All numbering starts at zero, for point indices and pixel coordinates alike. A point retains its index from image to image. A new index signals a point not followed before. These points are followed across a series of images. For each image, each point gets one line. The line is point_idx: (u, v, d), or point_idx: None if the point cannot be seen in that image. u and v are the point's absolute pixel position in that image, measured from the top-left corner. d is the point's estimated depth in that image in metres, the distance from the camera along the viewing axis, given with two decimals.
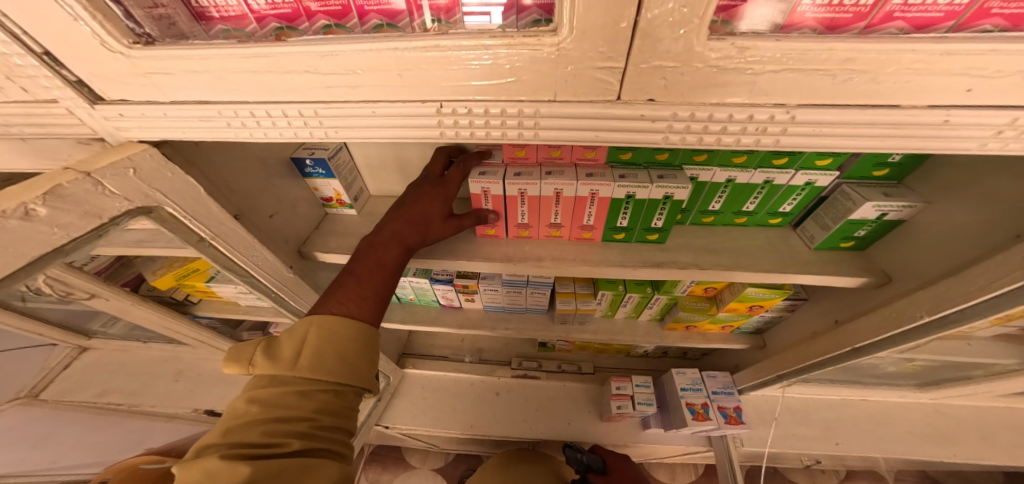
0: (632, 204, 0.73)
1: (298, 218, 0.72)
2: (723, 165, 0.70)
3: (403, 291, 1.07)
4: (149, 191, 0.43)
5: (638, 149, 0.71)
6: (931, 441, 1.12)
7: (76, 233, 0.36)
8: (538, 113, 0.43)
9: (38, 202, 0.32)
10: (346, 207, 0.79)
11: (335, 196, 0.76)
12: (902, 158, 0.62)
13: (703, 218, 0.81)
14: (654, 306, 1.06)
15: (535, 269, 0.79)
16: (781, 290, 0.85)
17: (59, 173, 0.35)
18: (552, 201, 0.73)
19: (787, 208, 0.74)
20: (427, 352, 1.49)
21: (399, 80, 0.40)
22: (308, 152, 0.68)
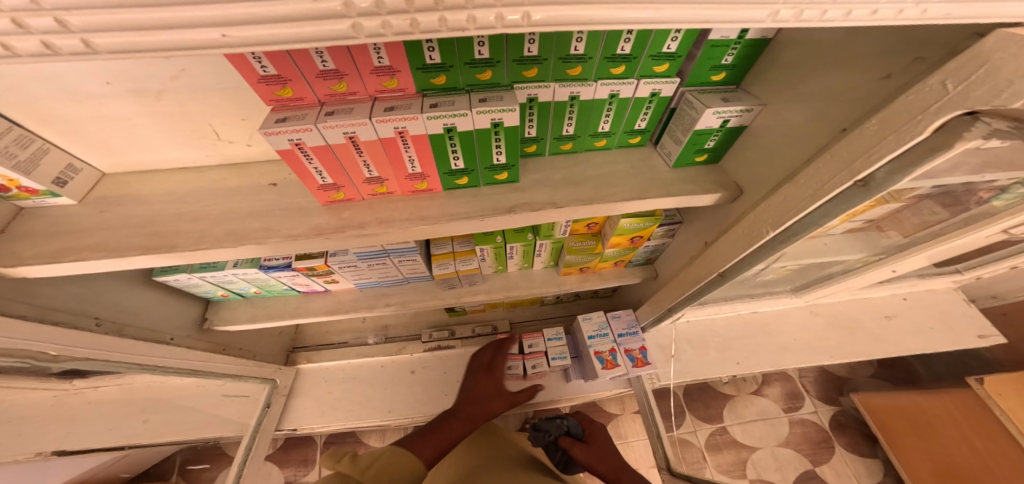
0: (458, 140, 0.55)
1: None
2: (560, 80, 0.54)
3: (239, 286, 0.86)
4: None
5: (452, 68, 0.51)
6: (802, 336, 1.26)
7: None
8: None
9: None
10: (48, 194, 0.53)
11: (9, 183, 0.49)
12: (735, 59, 0.53)
13: (561, 145, 0.66)
14: (543, 253, 0.94)
15: (359, 239, 0.61)
16: (654, 217, 0.74)
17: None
18: (351, 150, 0.54)
19: (642, 125, 0.63)
20: (325, 341, 1.34)
21: None
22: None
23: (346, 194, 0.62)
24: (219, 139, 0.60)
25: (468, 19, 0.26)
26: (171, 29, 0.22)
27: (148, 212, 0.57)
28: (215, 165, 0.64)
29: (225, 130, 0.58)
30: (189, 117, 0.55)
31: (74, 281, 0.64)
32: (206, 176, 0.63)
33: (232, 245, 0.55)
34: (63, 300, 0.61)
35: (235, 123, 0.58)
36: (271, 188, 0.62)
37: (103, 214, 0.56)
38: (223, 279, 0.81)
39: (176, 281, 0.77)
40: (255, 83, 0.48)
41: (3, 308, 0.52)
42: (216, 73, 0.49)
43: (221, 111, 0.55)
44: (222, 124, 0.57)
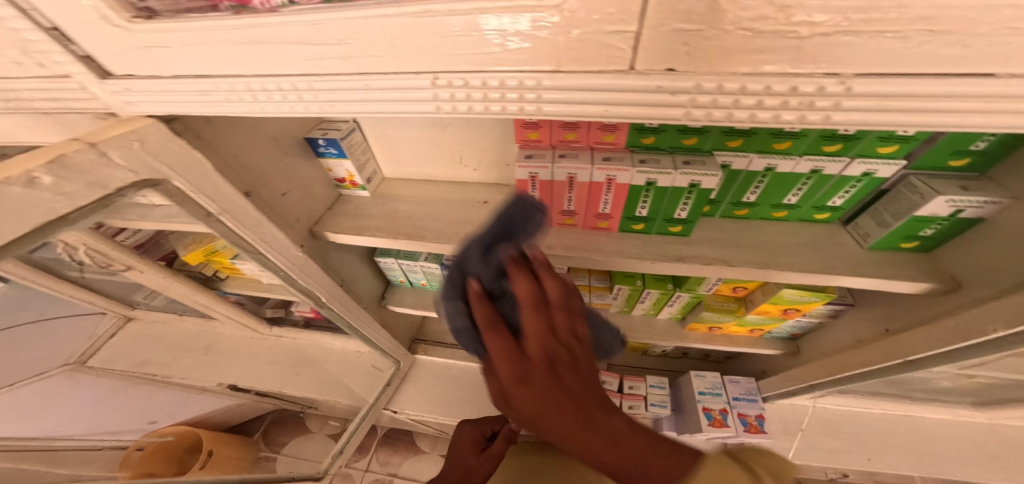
0: (653, 192, 0.60)
1: (310, 197, 0.77)
2: (762, 151, 0.55)
3: (415, 276, 1.09)
4: (156, 165, 0.44)
5: (665, 132, 0.57)
6: (981, 466, 1.02)
7: (81, 202, 0.38)
8: (540, 85, 0.34)
9: (44, 169, 0.33)
10: (360, 188, 0.85)
11: (348, 177, 0.81)
12: (989, 146, 0.49)
13: (734, 210, 0.66)
14: (674, 305, 0.94)
15: (545, 259, 0.73)
16: (824, 293, 0.69)
17: (66, 143, 0.36)
18: (565, 187, 0.66)
19: (837, 202, 0.60)
20: (440, 339, 1.51)
21: (378, 48, 0.35)
22: (320, 132, 0.75)
23: None
24: (462, 163, 0.84)
25: (774, 116, 0.31)
26: (584, 107, 0.34)
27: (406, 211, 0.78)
28: (446, 181, 0.89)
29: (469, 156, 0.82)
30: (453, 147, 0.80)
31: (343, 250, 0.92)
32: (441, 189, 0.87)
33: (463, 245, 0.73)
34: (337, 261, 0.89)
35: (477, 153, 0.81)
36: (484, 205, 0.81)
37: (383, 206, 0.85)
38: (410, 268, 1.05)
39: (383, 263, 1.05)
40: (518, 125, 0.65)
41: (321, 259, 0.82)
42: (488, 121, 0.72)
43: (475, 145, 0.79)
44: (470, 152, 0.81)
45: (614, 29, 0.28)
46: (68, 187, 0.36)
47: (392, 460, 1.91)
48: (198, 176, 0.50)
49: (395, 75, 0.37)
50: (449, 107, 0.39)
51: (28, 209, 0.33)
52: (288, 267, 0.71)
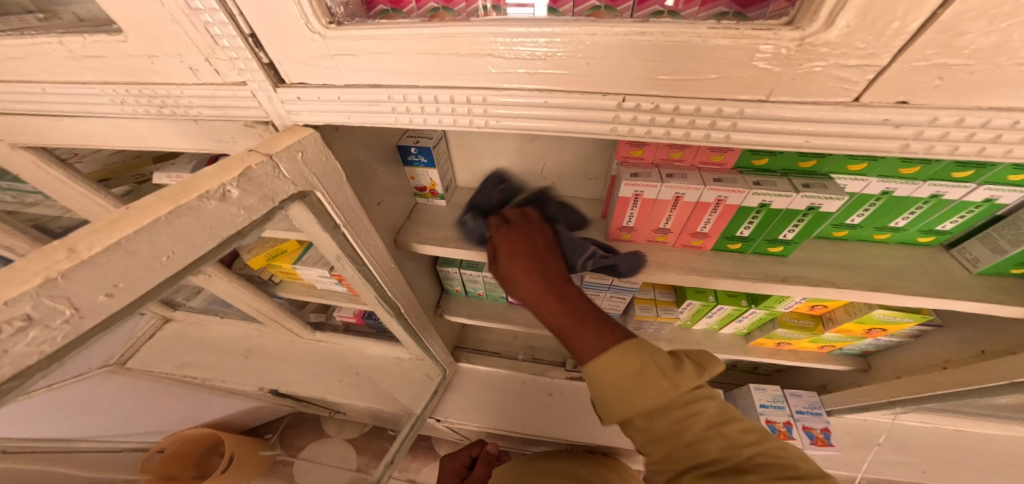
0: (762, 214, 0.59)
1: (394, 206, 0.80)
2: (883, 176, 0.54)
3: (474, 285, 1.11)
4: (308, 176, 0.48)
5: (779, 155, 0.57)
6: None
7: (257, 214, 0.43)
8: (741, 113, 0.33)
9: (232, 184, 0.38)
10: (437, 197, 0.88)
11: (430, 185, 0.85)
12: None
13: (834, 231, 0.65)
14: (743, 320, 0.91)
15: (635, 275, 0.72)
16: (918, 315, 0.68)
17: (246, 155, 0.41)
18: (668, 206, 0.65)
19: (947, 227, 0.60)
20: (480, 347, 1.51)
21: (572, 66, 0.36)
22: (413, 140, 0.77)
23: (632, 236, 0.74)
24: (541, 175, 0.88)
25: (1004, 150, 0.31)
26: (780, 136, 0.34)
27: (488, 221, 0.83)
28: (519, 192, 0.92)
29: (549, 168, 0.86)
30: (538, 158, 0.84)
31: (413, 258, 0.94)
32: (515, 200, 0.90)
33: None
34: (410, 272, 0.92)
35: (558, 166, 0.84)
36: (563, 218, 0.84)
37: (463, 215, 0.87)
38: (471, 277, 1.08)
39: (445, 272, 1.07)
40: (622, 142, 0.65)
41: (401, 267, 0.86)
42: None
43: (558, 158, 0.83)
44: (551, 166, 0.85)
45: (854, 64, 0.28)
46: (247, 200, 0.41)
47: (411, 466, 1.88)
48: (332, 184, 0.53)
49: (581, 95, 0.38)
50: (623, 130, 0.40)
51: (220, 220, 0.38)
52: (384, 280, 0.74)
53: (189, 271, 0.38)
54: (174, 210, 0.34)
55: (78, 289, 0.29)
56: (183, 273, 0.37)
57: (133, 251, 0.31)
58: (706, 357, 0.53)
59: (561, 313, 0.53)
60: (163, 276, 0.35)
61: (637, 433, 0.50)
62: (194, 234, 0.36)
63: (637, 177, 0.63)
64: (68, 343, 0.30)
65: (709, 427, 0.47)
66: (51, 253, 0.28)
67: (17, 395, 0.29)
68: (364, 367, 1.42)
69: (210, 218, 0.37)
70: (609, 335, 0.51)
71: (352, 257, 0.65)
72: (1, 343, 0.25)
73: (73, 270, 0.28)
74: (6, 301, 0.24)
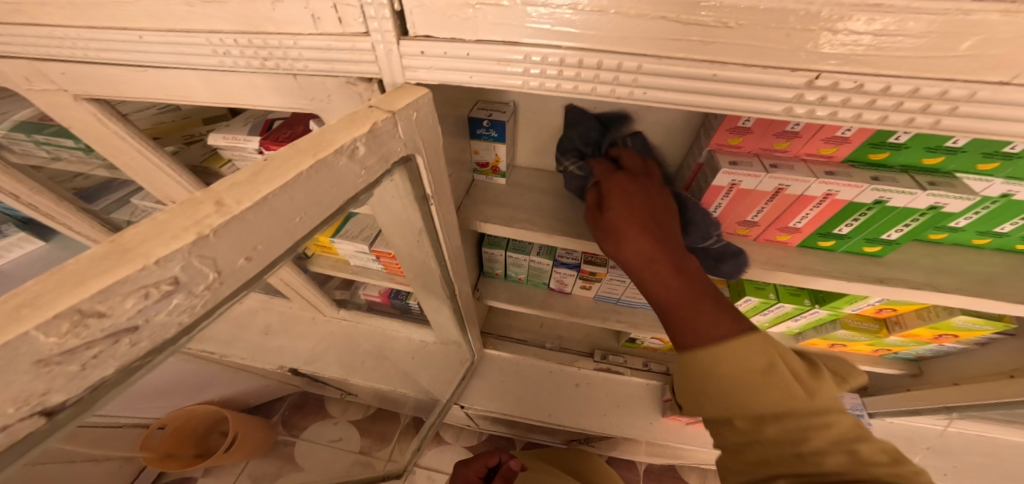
0: (874, 211, 0.57)
1: (459, 181, 0.75)
2: (1009, 177, 0.53)
3: (517, 269, 1.07)
4: (415, 138, 0.43)
5: (904, 149, 0.55)
6: None
7: (373, 176, 0.39)
8: (970, 96, 0.32)
9: (361, 139, 0.34)
10: (498, 175, 0.83)
11: (493, 162, 0.80)
12: None
13: (931, 234, 0.63)
14: (799, 320, 0.87)
15: (717, 267, 0.69)
16: (999, 323, 0.68)
17: (369, 110, 0.37)
18: (764, 198, 0.61)
19: None
20: (506, 334, 1.48)
21: (765, 35, 0.33)
22: (486, 114, 0.74)
23: None
24: None
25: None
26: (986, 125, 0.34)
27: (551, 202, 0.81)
28: None
29: (620, 152, 0.82)
30: (609, 141, 0.80)
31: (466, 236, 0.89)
32: None
33: None
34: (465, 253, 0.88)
35: (630, 150, 0.81)
36: None
37: (524, 195, 0.83)
38: (516, 261, 1.03)
39: (489, 254, 1.04)
40: (722, 129, 0.61)
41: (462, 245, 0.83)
42: (668, 115, 0.71)
43: (633, 142, 0.79)
44: (622, 149, 0.81)
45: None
46: (370, 161, 0.36)
47: None
48: (431, 149, 0.48)
49: (763, 70, 0.35)
50: (799, 112, 0.39)
51: (344, 179, 0.34)
52: (452, 259, 0.70)
53: (310, 235, 0.34)
54: (312, 164, 0.29)
55: (225, 252, 0.25)
56: (306, 237, 0.34)
57: (274, 210, 0.28)
58: (845, 367, 0.47)
59: (674, 284, 0.52)
60: (292, 238, 0.31)
61: (731, 432, 0.43)
62: (323, 194, 0.32)
63: (737, 165, 0.60)
64: (202, 315, 0.26)
65: (840, 440, 0.38)
66: (197, 206, 0.24)
67: (142, 372, 0.25)
68: (387, 349, 1.38)
69: (337, 178, 0.33)
70: (734, 321, 0.46)
71: (431, 232, 0.61)
72: (146, 310, 0.22)
73: (223, 226, 0.24)
74: (157, 260, 0.21)
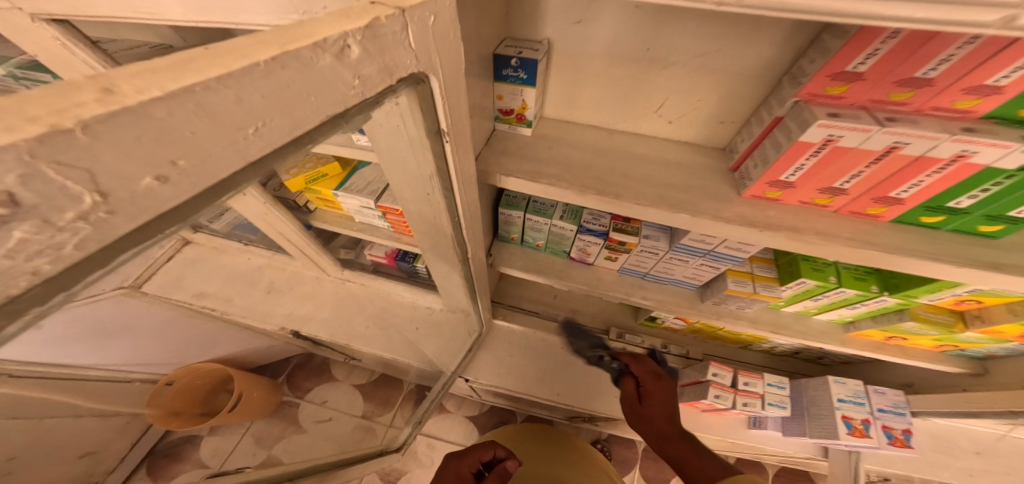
0: (1013, 180, 0.44)
1: (479, 129, 0.64)
2: None
3: (536, 234, 0.96)
4: (432, 53, 0.32)
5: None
6: None
7: (367, 94, 0.27)
8: None
9: (357, 36, 0.22)
10: (524, 125, 0.70)
11: (519, 108, 0.67)
12: None
13: None
14: (858, 307, 0.77)
15: (781, 241, 0.58)
16: None
17: (369, 6, 0.24)
18: (865, 158, 0.49)
19: None
20: (517, 304, 1.41)
21: None
22: (515, 51, 0.61)
23: (783, 195, 0.59)
24: (655, 112, 0.70)
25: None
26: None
27: (584, 159, 0.69)
28: (620, 131, 0.75)
29: (671, 104, 0.68)
30: (660, 89, 0.67)
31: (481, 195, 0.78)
32: (616, 138, 0.74)
33: (670, 209, 0.61)
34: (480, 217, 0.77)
35: (685, 102, 0.67)
36: (679, 166, 0.69)
37: (552, 149, 0.70)
38: (535, 225, 0.93)
39: (506, 216, 0.93)
40: (821, 74, 0.48)
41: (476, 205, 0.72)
42: (741, 59, 0.58)
43: (689, 91, 0.65)
44: (675, 100, 0.67)
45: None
46: (367, 69, 0.25)
47: None
48: (450, 74, 0.36)
49: None
50: None
51: (328, 89, 0.22)
52: (467, 216, 0.60)
53: (274, 159, 0.23)
54: (280, 58, 0.18)
55: (119, 167, 0.14)
56: (269, 161, 0.23)
57: (209, 112, 0.16)
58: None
59: None
60: (244, 164, 0.20)
61: None
62: (293, 105, 0.20)
63: (839, 116, 0.47)
64: (77, 262, 0.15)
65: None
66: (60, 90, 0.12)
67: None
68: (393, 314, 1.31)
69: (318, 83, 0.21)
70: None
71: (446, 181, 0.50)
72: None
73: (106, 121, 0.12)
74: None
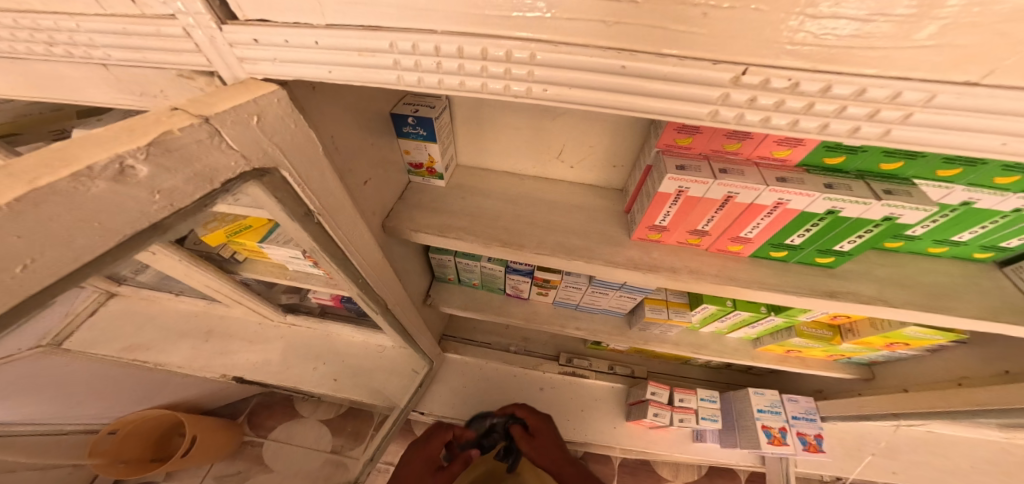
0: (825, 222, 0.51)
1: (389, 185, 0.66)
2: (971, 184, 0.46)
3: (469, 275, 0.99)
4: (267, 146, 0.34)
5: (860, 154, 0.47)
6: None
7: (179, 204, 0.28)
8: (926, 101, 0.25)
9: (140, 155, 0.23)
10: (435, 177, 0.72)
11: (427, 163, 0.69)
12: None
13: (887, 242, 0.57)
14: (757, 326, 0.86)
15: (665, 281, 0.64)
16: (951, 333, 0.64)
17: (167, 114, 0.27)
18: (713, 206, 0.55)
19: (1010, 245, 0.53)
20: (470, 338, 1.42)
21: (656, 19, 0.26)
22: (410, 108, 0.61)
23: (661, 237, 0.65)
24: (559, 159, 0.75)
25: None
26: (974, 135, 0.26)
27: (491, 205, 0.73)
28: (530, 175, 0.80)
29: (570, 152, 0.73)
30: (558, 138, 0.71)
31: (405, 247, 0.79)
32: (526, 184, 0.78)
33: (567, 257, 0.65)
34: (401, 265, 0.79)
35: (580, 148, 0.72)
36: (580, 210, 0.74)
37: (464, 199, 0.73)
38: (466, 267, 0.95)
39: (437, 260, 0.94)
40: (669, 128, 0.54)
41: (394, 257, 0.74)
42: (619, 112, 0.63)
43: (583, 141, 0.70)
44: (572, 147, 0.72)
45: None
46: (169, 182, 0.26)
47: None
48: (302, 158, 0.39)
49: (677, 61, 0.28)
50: (727, 118, 0.31)
51: (117, 209, 0.24)
52: (370, 276, 0.63)
53: (74, 281, 0.24)
54: (26, 197, 0.18)
55: None
56: (64, 284, 0.23)
57: None
58: None
59: None
60: (14, 301, 0.20)
61: None
62: (66, 231, 0.21)
63: (684, 169, 0.53)
64: None
65: None
66: None
67: None
68: (341, 353, 1.28)
69: (97, 206, 0.22)
70: None
71: (329, 254, 0.52)
72: None
73: None
74: None
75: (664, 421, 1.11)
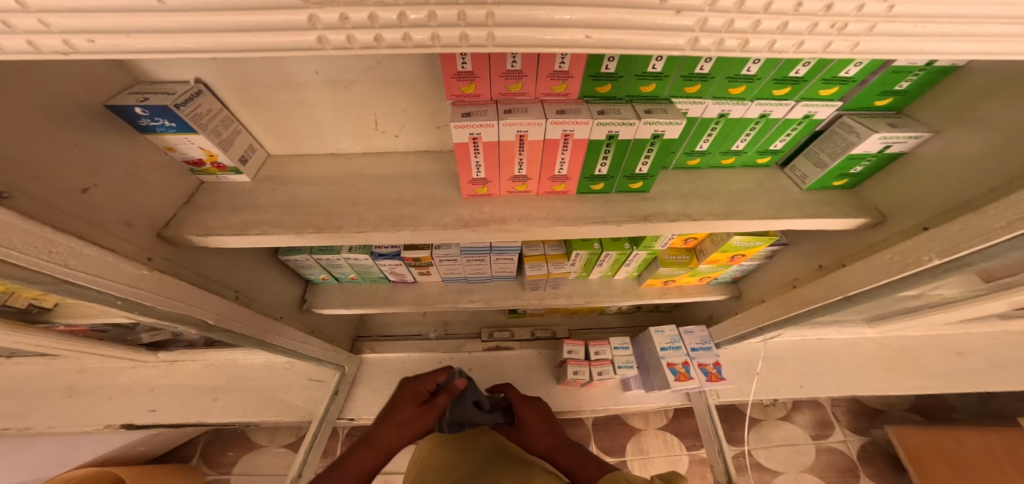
0: (614, 146, 0.53)
1: (141, 189, 0.52)
2: (717, 97, 0.53)
3: (341, 270, 0.92)
4: None
5: (621, 79, 0.51)
6: (888, 369, 1.18)
7: None
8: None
9: None
10: (232, 171, 0.62)
11: (207, 157, 0.57)
12: (908, 86, 0.53)
13: (687, 160, 0.64)
14: (630, 263, 0.89)
15: (498, 234, 0.62)
16: (766, 236, 0.70)
17: None
18: (514, 147, 0.53)
19: (777, 145, 0.62)
20: (386, 333, 1.37)
21: None
22: (139, 97, 0.48)
23: (489, 189, 0.63)
24: (375, 129, 0.68)
25: (795, 44, 0.28)
26: (560, 30, 0.25)
27: (309, 192, 0.65)
28: (359, 153, 0.73)
29: (384, 120, 0.66)
30: (363, 109, 0.64)
31: (232, 252, 0.70)
32: (354, 163, 0.72)
33: (392, 228, 0.60)
34: (231, 274, 0.70)
35: (394, 114, 0.65)
36: (411, 178, 0.69)
37: (277, 190, 0.65)
38: (331, 262, 0.88)
39: (294, 261, 0.86)
40: (448, 77, 0.49)
41: (205, 269, 0.63)
42: (406, 67, 0.57)
43: (391, 105, 0.63)
44: (384, 114, 0.65)
45: None
46: None
47: None
48: None
49: None
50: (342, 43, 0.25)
51: None
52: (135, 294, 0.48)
53: None
54: None
55: None
56: None
57: None
58: None
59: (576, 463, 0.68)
60: None
61: None
62: None
63: (468, 116, 0.50)
64: None
65: None
66: None
67: None
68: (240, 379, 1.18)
69: None
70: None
71: (13, 277, 0.37)
72: None
73: None
74: None
75: (583, 377, 1.13)
